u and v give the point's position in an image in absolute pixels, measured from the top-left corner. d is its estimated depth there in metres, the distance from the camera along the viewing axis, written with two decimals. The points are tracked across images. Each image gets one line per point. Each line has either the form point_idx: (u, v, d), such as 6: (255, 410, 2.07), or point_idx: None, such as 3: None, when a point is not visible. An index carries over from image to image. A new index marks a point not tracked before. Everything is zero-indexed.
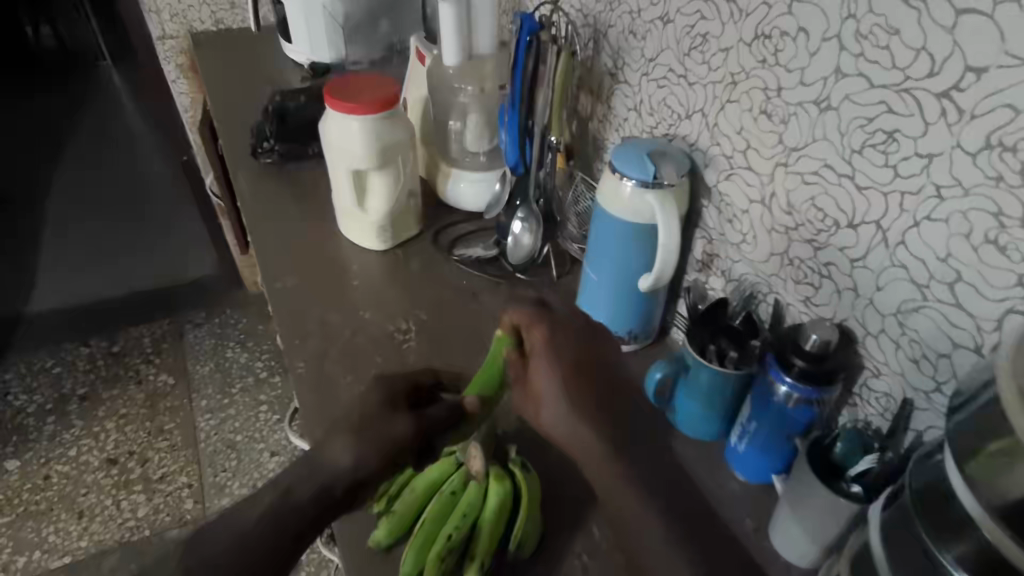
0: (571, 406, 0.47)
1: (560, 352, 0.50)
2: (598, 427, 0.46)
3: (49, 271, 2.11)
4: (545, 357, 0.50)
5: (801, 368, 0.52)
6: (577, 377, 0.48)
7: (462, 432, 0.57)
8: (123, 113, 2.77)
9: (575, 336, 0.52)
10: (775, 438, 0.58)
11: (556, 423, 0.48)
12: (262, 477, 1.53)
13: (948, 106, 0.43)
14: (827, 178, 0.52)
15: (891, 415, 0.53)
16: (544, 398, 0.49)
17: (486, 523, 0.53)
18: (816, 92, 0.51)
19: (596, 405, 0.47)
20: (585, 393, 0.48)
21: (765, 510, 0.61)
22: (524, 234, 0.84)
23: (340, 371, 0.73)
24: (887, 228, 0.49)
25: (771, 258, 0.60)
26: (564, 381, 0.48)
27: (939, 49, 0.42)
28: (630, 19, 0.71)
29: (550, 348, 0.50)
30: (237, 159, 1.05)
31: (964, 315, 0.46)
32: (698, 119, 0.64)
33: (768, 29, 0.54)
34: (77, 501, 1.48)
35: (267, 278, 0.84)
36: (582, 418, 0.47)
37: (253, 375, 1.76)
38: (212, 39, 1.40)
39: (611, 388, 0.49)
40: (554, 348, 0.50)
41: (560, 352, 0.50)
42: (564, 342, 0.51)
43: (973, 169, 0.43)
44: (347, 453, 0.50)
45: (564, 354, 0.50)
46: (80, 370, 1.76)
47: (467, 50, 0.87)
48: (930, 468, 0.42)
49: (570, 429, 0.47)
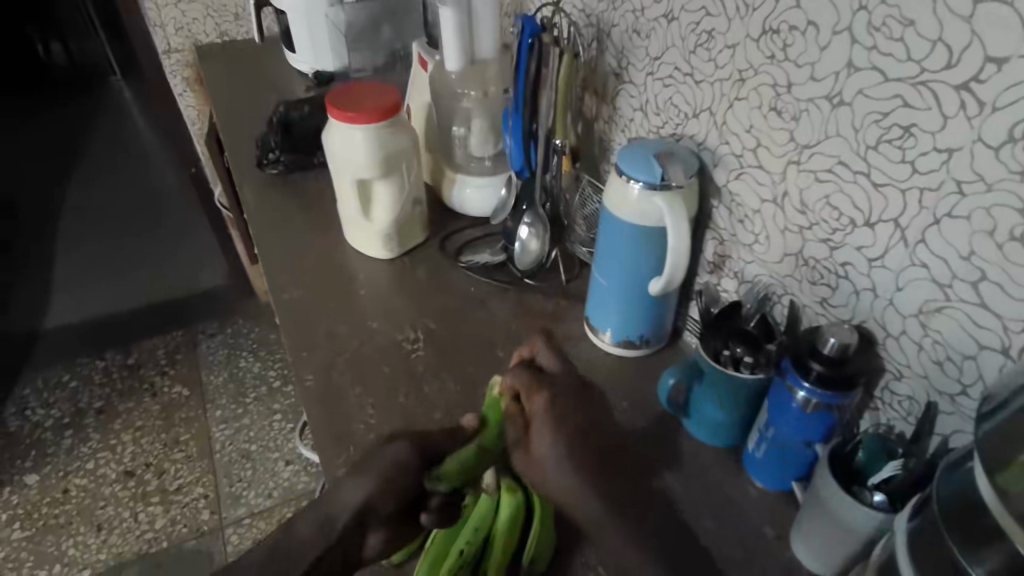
0: (580, 471, 0.46)
1: (563, 417, 0.48)
2: (602, 493, 0.46)
3: (64, 285, 2.13)
4: (548, 421, 0.47)
5: (820, 373, 0.50)
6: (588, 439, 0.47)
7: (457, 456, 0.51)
8: (136, 130, 2.78)
9: (573, 400, 0.50)
10: (794, 443, 0.56)
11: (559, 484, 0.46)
12: (278, 487, 1.53)
13: (967, 99, 0.41)
14: (841, 175, 0.50)
15: (915, 419, 0.52)
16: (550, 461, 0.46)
17: (498, 536, 0.52)
18: (827, 87, 0.49)
19: (602, 470, 0.46)
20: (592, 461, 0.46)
21: (786, 518, 0.59)
22: (531, 239, 0.82)
23: (349, 382, 0.72)
24: (906, 226, 0.47)
25: (785, 258, 0.58)
26: (578, 443, 0.47)
27: (956, 39, 0.41)
28: (633, 17, 0.69)
29: (553, 409, 0.48)
30: (244, 170, 1.05)
31: (990, 315, 0.44)
32: (705, 118, 0.63)
33: (776, 24, 0.52)
34: (95, 514, 1.48)
35: (273, 290, 0.83)
36: (591, 482, 0.46)
37: (266, 384, 1.76)
38: (216, 51, 1.40)
39: (610, 453, 0.48)
40: (559, 410, 0.48)
41: (566, 414, 0.48)
42: (565, 406, 0.49)
43: (995, 163, 0.41)
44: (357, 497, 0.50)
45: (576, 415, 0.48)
46: (96, 383, 1.78)
47: (470, 55, 0.86)
48: (959, 475, 0.39)
49: (577, 492, 0.46)
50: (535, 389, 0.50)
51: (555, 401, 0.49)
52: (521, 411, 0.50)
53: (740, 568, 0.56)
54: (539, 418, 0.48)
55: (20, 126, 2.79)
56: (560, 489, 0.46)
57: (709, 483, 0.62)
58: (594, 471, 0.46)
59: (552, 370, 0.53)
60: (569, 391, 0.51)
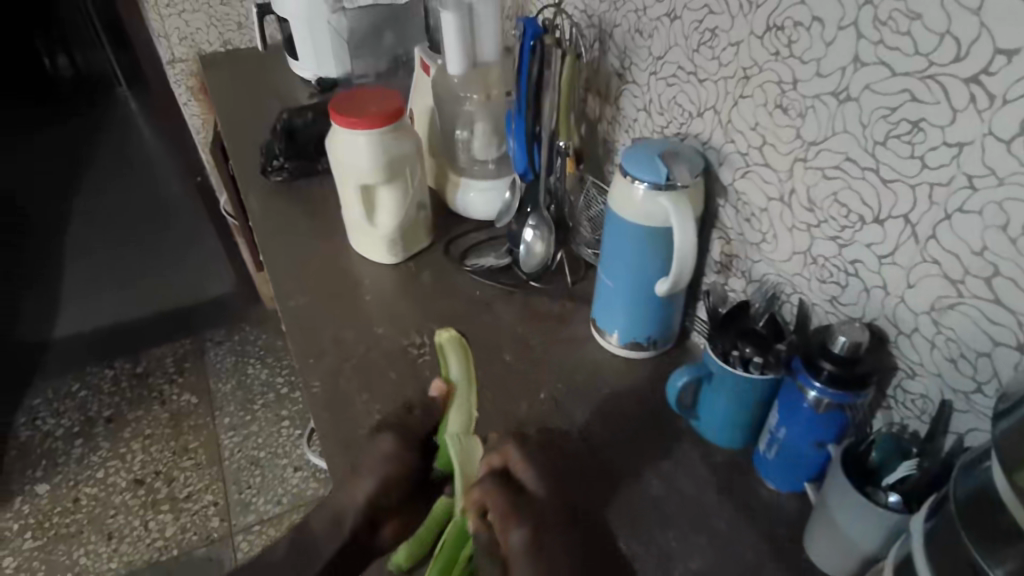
0: None
1: (543, 556, 0.49)
2: None
3: (74, 295, 2.15)
4: (526, 564, 0.48)
5: (830, 372, 0.50)
6: None
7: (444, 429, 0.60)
8: (142, 142, 2.79)
9: (552, 534, 0.50)
10: (806, 444, 0.55)
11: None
12: (287, 493, 1.53)
13: (977, 92, 0.41)
14: (848, 172, 0.50)
15: (929, 418, 0.51)
16: None
17: None
18: (834, 83, 0.49)
19: None
20: None
21: (800, 520, 0.58)
22: (536, 242, 0.82)
23: (355, 388, 0.72)
24: (916, 223, 0.46)
25: (793, 257, 0.58)
26: None
27: (965, 32, 0.40)
28: (635, 17, 0.69)
29: (531, 549, 0.49)
30: (248, 178, 1.05)
31: (1005, 312, 0.43)
32: (710, 116, 0.62)
33: (781, 20, 0.52)
34: (106, 522, 1.48)
35: (279, 297, 0.83)
36: None
37: (274, 391, 1.76)
38: (221, 60, 1.42)
39: None
40: (538, 550, 0.49)
41: (545, 553, 0.49)
42: (544, 543, 0.49)
43: (1007, 157, 0.40)
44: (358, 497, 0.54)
45: (557, 552, 0.49)
46: (106, 393, 1.78)
47: (473, 58, 0.86)
48: (977, 474, 0.38)
49: None
50: (510, 518, 0.50)
51: (535, 535, 0.49)
52: (495, 540, 0.50)
53: (753, 572, 0.55)
54: (517, 557, 0.49)
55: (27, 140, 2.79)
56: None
57: (720, 488, 0.61)
58: None
59: (531, 490, 0.52)
60: (549, 518, 0.51)
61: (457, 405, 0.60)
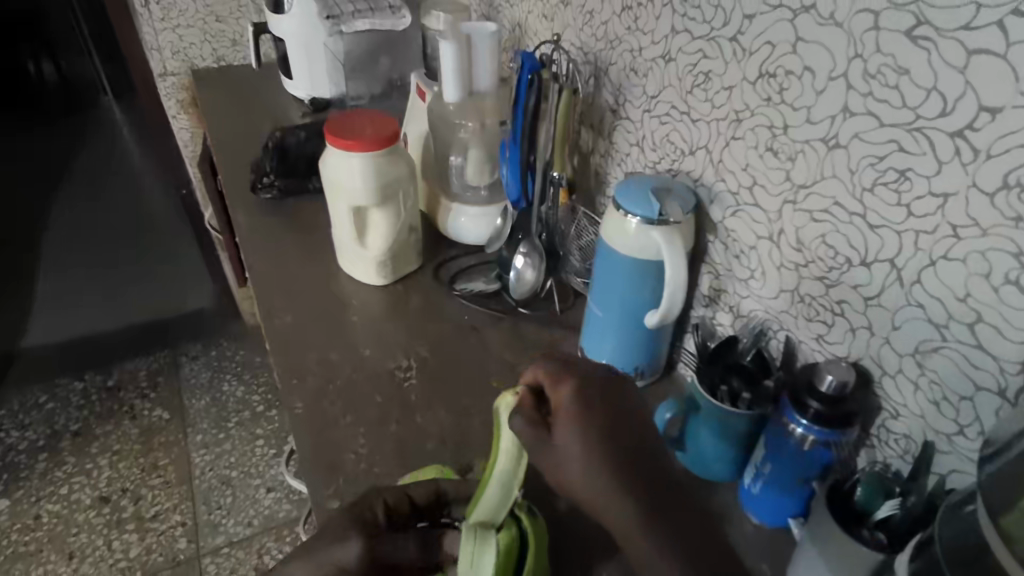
0: (595, 456, 0.44)
1: (587, 408, 0.46)
2: (615, 472, 0.43)
3: (47, 303, 2.11)
4: (572, 408, 0.46)
5: (817, 410, 0.51)
6: (612, 424, 0.46)
7: (493, 510, 0.49)
8: (126, 152, 2.75)
9: (600, 390, 0.48)
10: (791, 481, 0.56)
11: (589, 500, 0.44)
12: (258, 515, 1.49)
13: (962, 145, 0.42)
14: (836, 216, 0.51)
15: (912, 457, 0.52)
16: (570, 437, 0.45)
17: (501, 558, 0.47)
18: (824, 130, 0.50)
19: (620, 452, 0.44)
20: (610, 449, 0.44)
21: (783, 553, 0.59)
22: (527, 269, 0.83)
23: (340, 411, 0.71)
24: (902, 267, 0.48)
25: (781, 294, 0.59)
26: (586, 422, 0.45)
27: (951, 89, 0.42)
28: (631, 57, 0.71)
29: (578, 402, 0.47)
30: (237, 194, 1.04)
31: (985, 356, 0.45)
32: (702, 155, 0.64)
33: (773, 68, 0.53)
34: (68, 541, 1.43)
35: (265, 315, 0.82)
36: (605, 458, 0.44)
37: (250, 409, 1.74)
38: (214, 76, 1.43)
39: (641, 448, 0.45)
40: (585, 398, 0.47)
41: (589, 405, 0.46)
42: (592, 395, 0.47)
43: (990, 209, 0.42)
44: (348, 547, 0.48)
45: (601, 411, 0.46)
46: (74, 406, 1.74)
47: (469, 88, 0.88)
48: (963, 520, 0.39)
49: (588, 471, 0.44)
50: (561, 376, 0.49)
51: (581, 393, 0.47)
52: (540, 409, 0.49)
53: None
54: (565, 409, 0.47)
55: (6, 146, 2.74)
56: (595, 505, 0.44)
57: None
58: (595, 446, 0.44)
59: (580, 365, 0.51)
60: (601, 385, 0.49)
61: (501, 481, 0.49)
